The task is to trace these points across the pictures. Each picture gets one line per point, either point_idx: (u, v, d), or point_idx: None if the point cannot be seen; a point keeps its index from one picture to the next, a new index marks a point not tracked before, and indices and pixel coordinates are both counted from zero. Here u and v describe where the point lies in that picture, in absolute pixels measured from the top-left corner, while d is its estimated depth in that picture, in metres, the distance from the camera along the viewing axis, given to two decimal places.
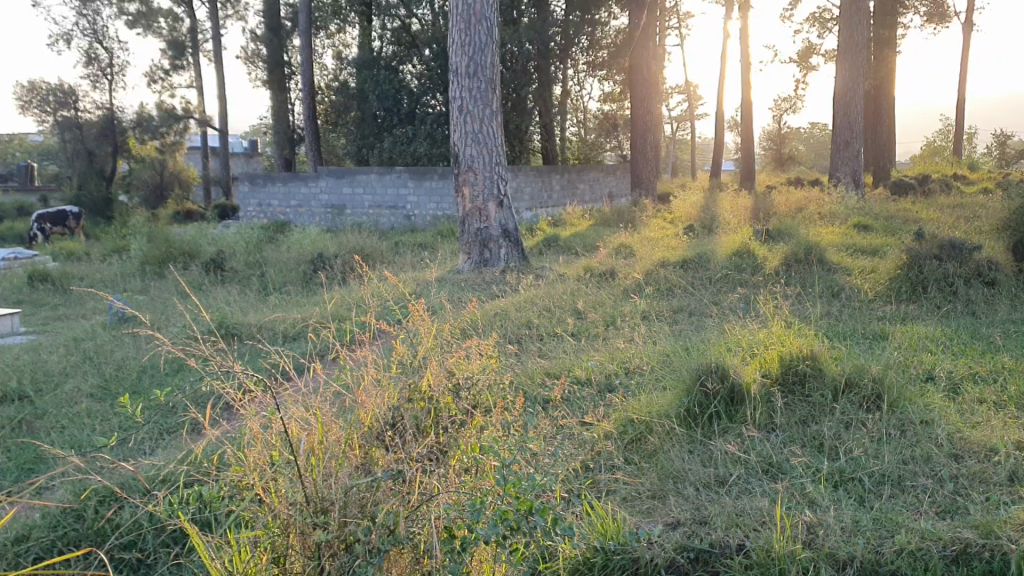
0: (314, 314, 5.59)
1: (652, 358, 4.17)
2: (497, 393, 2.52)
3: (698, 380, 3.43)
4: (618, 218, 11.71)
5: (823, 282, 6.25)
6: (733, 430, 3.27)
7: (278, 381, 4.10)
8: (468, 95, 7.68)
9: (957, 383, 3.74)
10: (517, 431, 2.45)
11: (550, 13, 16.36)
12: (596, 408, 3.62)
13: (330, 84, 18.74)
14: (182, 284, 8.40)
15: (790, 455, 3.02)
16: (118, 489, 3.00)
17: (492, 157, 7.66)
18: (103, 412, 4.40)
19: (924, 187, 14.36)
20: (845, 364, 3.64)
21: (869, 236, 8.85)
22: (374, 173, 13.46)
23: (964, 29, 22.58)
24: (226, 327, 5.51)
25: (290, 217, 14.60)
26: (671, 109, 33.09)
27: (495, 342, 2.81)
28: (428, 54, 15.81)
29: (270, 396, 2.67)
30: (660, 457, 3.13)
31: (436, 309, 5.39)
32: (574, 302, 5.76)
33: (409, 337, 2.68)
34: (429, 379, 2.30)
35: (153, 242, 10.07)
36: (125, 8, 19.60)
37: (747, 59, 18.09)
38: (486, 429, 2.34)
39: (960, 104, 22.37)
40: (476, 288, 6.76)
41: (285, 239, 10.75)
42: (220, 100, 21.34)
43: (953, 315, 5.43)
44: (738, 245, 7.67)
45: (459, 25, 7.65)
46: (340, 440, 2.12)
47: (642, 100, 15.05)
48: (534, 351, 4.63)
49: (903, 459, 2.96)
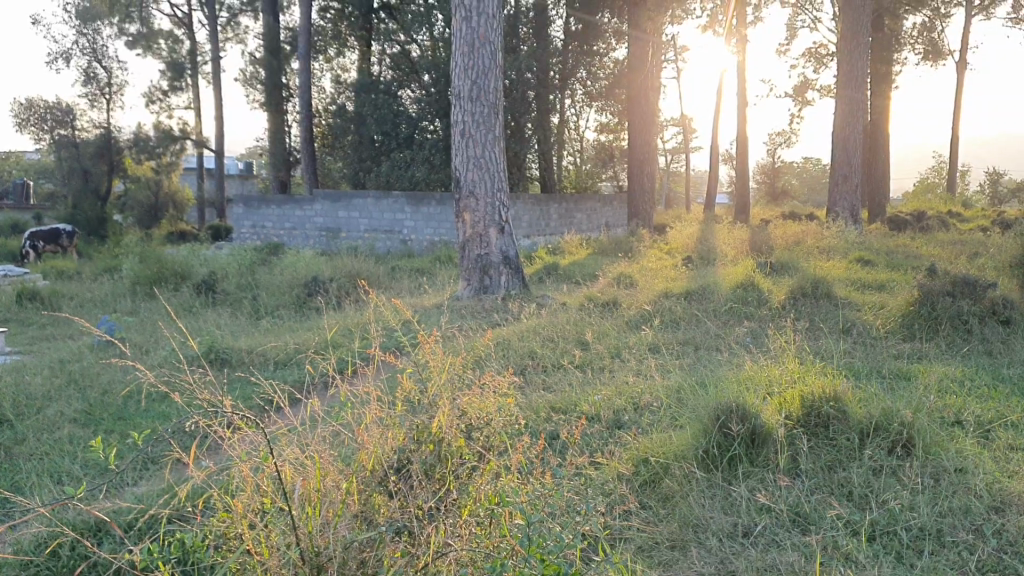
0: (309, 341, 5.38)
1: (664, 395, 3.96)
2: (512, 436, 2.32)
3: (718, 420, 3.21)
4: (616, 248, 11.54)
5: (833, 318, 6.06)
6: (756, 475, 3.05)
7: (269, 414, 3.89)
8: (470, 119, 7.51)
9: (989, 428, 3.52)
10: (535, 479, 2.25)
11: (549, 43, 16.34)
12: (606, 446, 3.41)
13: (328, 107, 18.63)
14: (172, 305, 8.17)
15: (822, 505, 2.81)
16: (99, 528, 2.79)
17: (493, 183, 7.48)
18: (85, 438, 4.16)
19: (922, 223, 14.20)
20: (871, 406, 3.43)
21: (874, 271, 8.68)
22: (371, 197, 13.30)
23: (959, 67, 22.65)
24: (216, 351, 5.31)
25: (284, 239, 14.39)
26: (666, 141, 33.10)
27: (507, 378, 2.60)
28: (427, 79, 15.71)
29: (265, 430, 2.47)
30: (677, 504, 2.92)
31: (437, 338, 5.20)
32: (579, 333, 5.54)
33: (415, 370, 2.48)
34: (442, 417, 2.10)
35: (144, 261, 9.87)
36: (125, 28, 19.49)
37: (743, 93, 18.04)
38: (498, 474, 2.13)
39: (953, 141, 22.39)
40: (477, 316, 6.55)
41: (280, 261, 10.55)
42: (217, 122, 21.21)
43: (970, 355, 5.23)
44: (741, 277, 7.47)
45: (462, 48, 7.48)
46: (338, 484, 1.93)
47: (638, 130, 14.93)
48: (539, 383, 4.42)
49: (942, 512, 2.75)
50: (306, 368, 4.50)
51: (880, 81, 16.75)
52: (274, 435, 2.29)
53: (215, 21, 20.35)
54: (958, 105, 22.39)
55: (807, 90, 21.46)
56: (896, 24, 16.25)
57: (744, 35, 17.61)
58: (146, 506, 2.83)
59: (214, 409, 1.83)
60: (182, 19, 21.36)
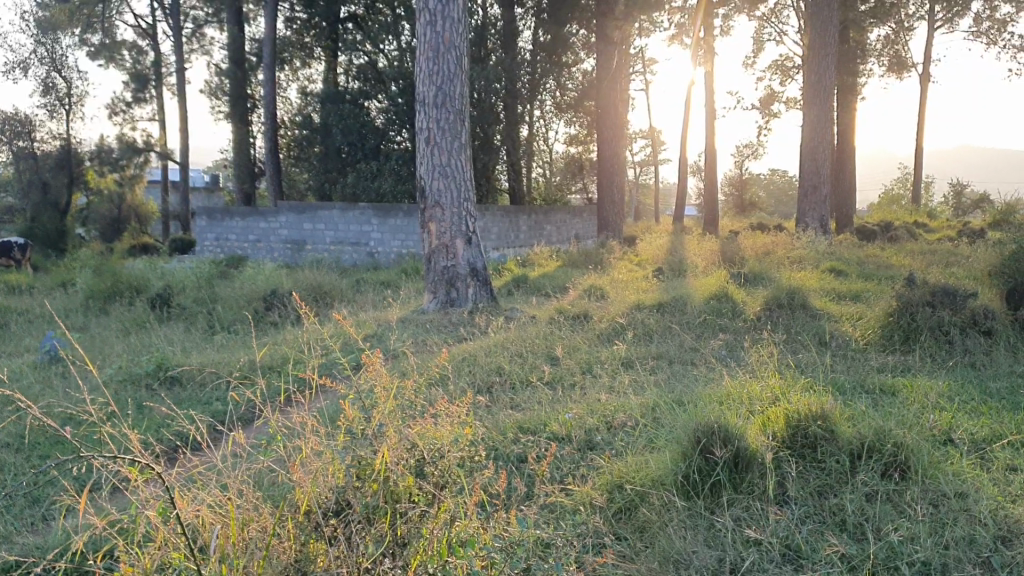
0: (260, 358, 5.09)
1: (637, 414, 3.70)
2: (469, 471, 2.06)
3: (700, 443, 2.95)
4: (586, 259, 11.29)
5: (811, 330, 5.86)
6: (741, 503, 2.78)
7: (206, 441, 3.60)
8: (435, 126, 7.23)
9: (985, 449, 3.29)
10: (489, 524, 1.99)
11: (517, 53, 16.12)
12: (579, 471, 3.16)
13: (293, 118, 18.31)
14: (126, 319, 7.83)
15: (816, 538, 2.55)
16: (18, 562, 2.60)
17: (460, 193, 7.21)
18: (16, 463, 3.80)
19: (889, 233, 14.14)
20: (861, 426, 3.20)
21: (848, 281, 8.50)
22: (337, 209, 12.96)
23: (921, 80, 22.72)
24: (166, 370, 5.05)
25: (248, 252, 14.03)
26: (635, 153, 33.02)
27: (464, 407, 2.32)
28: (394, 89, 15.46)
29: (182, 472, 2.18)
30: (655, 536, 2.66)
31: (400, 355, 4.94)
32: (549, 347, 5.31)
33: (359, 396, 2.23)
34: (389, 450, 1.86)
35: (98, 275, 9.51)
36: (87, 38, 19.05)
37: (711, 105, 17.93)
38: (449, 516, 1.88)
39: (918, 152, 22.46)
40: (442, 330, 6.26)
41: (240, 274, 10.24)
42: (181, 133, 20.81)
43: (953, 367, 5.03)
44: (714, 288, 7.26)
45: (427, 53, 7.19)
46: (265, 533, 1.71)
47: (607, 140, 14.71)
48: (506, 402, 4.13)
49: (945, 544, 2.51)
50: (240, 387, 4.20)
51: (847, 92, 16.62)
52: (197, 476, 2.05)
53: (179, 32, 19.97)
54: (922, 117, 22.44)
55: (774, 102, 21.50)
56: (861, 37, 16.22)
57: (710, 47, 17.47)
58: (45, 556, 2.57)
59: (115, 455, 1.57)
60: (146, 30, 20.94)
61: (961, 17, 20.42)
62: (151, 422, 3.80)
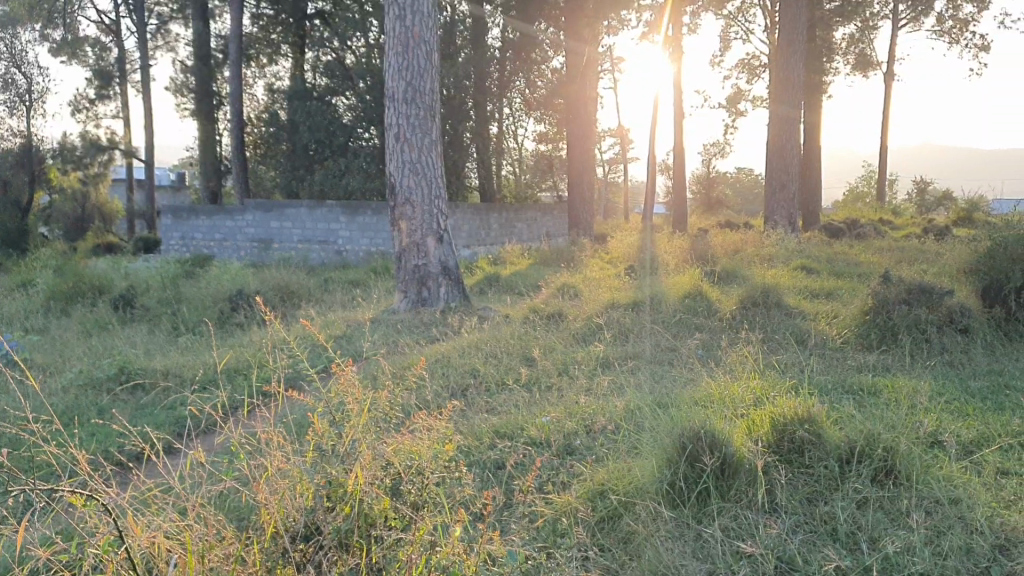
0: (227, 362, 4.92)
1: (618, 417, 3.59)
2: (445, 489, 2.00)
3: (685, 449, 2.84)
4: (557, 257, 11.19)
5: (788, 328, 5.78)
6: (730, 512, 2.67)
7: (163, 454, 3.43)
8: (405, 121, 7.06)
9: (975, 451, 3.21)
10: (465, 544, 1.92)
11: (486, 51, 15.97)
12: (559, 480, 3.04)
13: (260, 115, 18.06)
14: (87, 321, 7.60)
15: (806, 548, 2.46)
16: None
17: (431, 190, 7.07)
18: None
19: (856, 230, 14.16)
20: (849, 429, 3.10)
21: (820, 279, 8.44)
22: (304, 207, 12.76)
23: (886, 79, 22.85)
24: (128, 374, 4.87)
25: (214, 251, 13.78)
26: (604, 151, 32.95)
27: (438, 422, 2.24)
28: (362, 86, 15.29)
29: (136, 491, 2.05)
30: (641, 546, 2.54)
31: (370, 359, 4.79)
32: (524, 348, 5.17)
33: (328, 410, 2.14)
34: (362, 469, 1.80)
35: (60, 276, 9.25)
36: (48, 34, 18.63)
37: (679, 104, 17.89)
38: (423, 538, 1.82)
39: (882, 150, 22.59)
40: (414, 331, 6.12)
41: (205, 274, 10.01)
42: (146, 131, 20.46)
43: (930, 365, 4.96)
44: (688, 287, 7.16)
45: (396, 48, 7.03)
46: (230, 563, 1.65)
47: (577, 138, 14.61)
48: (482, 406, 4.00)
49: (943, 554, 2.42)
50: (200, 396, 4.05)
51: (814, 91, 16.65)
52: (155, 500, 1.94)
53: (144, 29, 19.61)
54: (887, 115, 22.57)
55: (741, 100, 21.54)
56: (827, 35, 16.25)
57: (679, 45, 17.39)
58: None
59: (63, 491, 1.49)
60: (109, 26, 20.55)
61: (925, 16, 20.51)
62: (105, 437, 3.63)
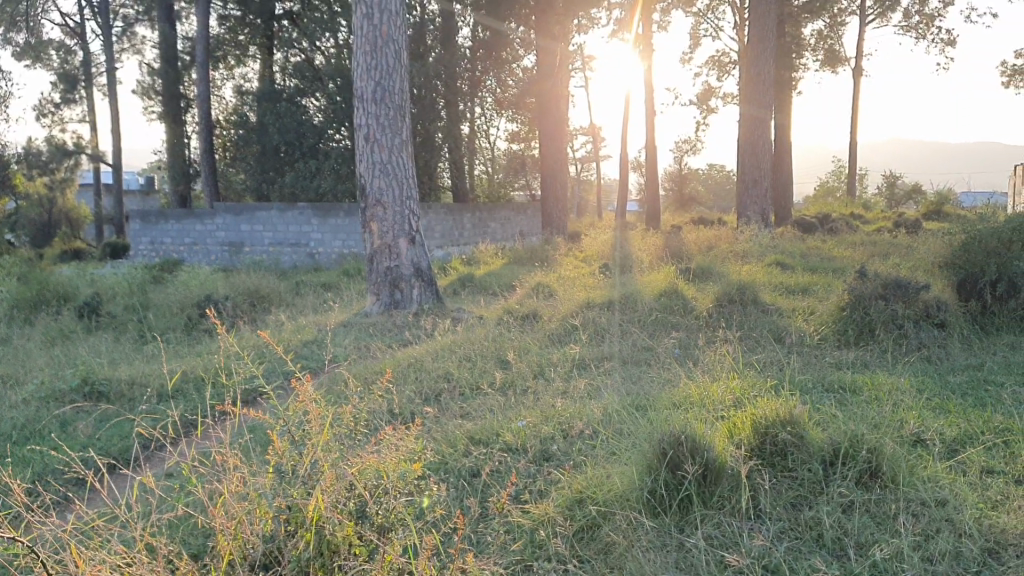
0: (193, 371, 4.77)
1: (595, 421, 3.50)
2: (411, 508, 1.91)
3: (665, 455, 2.75)
4: (531, 256, 11.10)
5: (765, 325, 5.72)
6: (712, 519, 2.59)
7: (120, 474, 3.29)
8: (375, 122, 6.93)
9: (956, 449, 3.15)
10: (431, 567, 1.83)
11: (457, 50, 15.82)
12: (537, 490, 2.93)
13: (229, 117, 17.82)
14: (51, 329, 7.40)
15: (791, 556, 2.38)
16: None
17: (403, 191, 6.96)
18: None
19: (828, 225, 14.20)
20: (831, 430, 3.03)
21: (795, 274, 8.40)
22: (274, 209, 12.59)
23: (854, 74, 22.98)
24: (91, 384, 4.69)
25: (183, 255, 13.56)
26: (577, 149, 32.90)
27: (404, 438, 2.13)
28: (332, 87, 15.13)
29: (86, 517, 1.92)
30: (622, 557, 2.45)
31: (338, 367, 4.67)
32: (498, 350, 5.07)
33: (288, 428, 2.03)
34: (323, 494, 1.74)
35: (23, 285, 9.01)
36: (11, 38, 18.30)
37: (651, 102, 17.88)
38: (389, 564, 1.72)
39: (852, 145, 22.70)
40: (386, 335, 6.01)
41: (174, 279, 9.83)
42: (112, 135, 20.14)
43: (908, 361, 4.91)
44: (664, 284, 7.09)
45: (364, 48, 6.88)
46: None
47: (549, 137, 14.53)
48: (456, 412, 3.90)
49: (930, 558, 2.35)
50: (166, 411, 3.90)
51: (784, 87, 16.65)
52: (104, 529, 1.82)
53: (109, 31, 19.30)
54: (856, 110, 22.68)
55: (712, 97, 21.56)
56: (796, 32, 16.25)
57: (649, 43, 17.37)
58: None
59: None
60: (73, 29, 20.24)
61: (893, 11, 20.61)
62: (63, 456, 3.47)
